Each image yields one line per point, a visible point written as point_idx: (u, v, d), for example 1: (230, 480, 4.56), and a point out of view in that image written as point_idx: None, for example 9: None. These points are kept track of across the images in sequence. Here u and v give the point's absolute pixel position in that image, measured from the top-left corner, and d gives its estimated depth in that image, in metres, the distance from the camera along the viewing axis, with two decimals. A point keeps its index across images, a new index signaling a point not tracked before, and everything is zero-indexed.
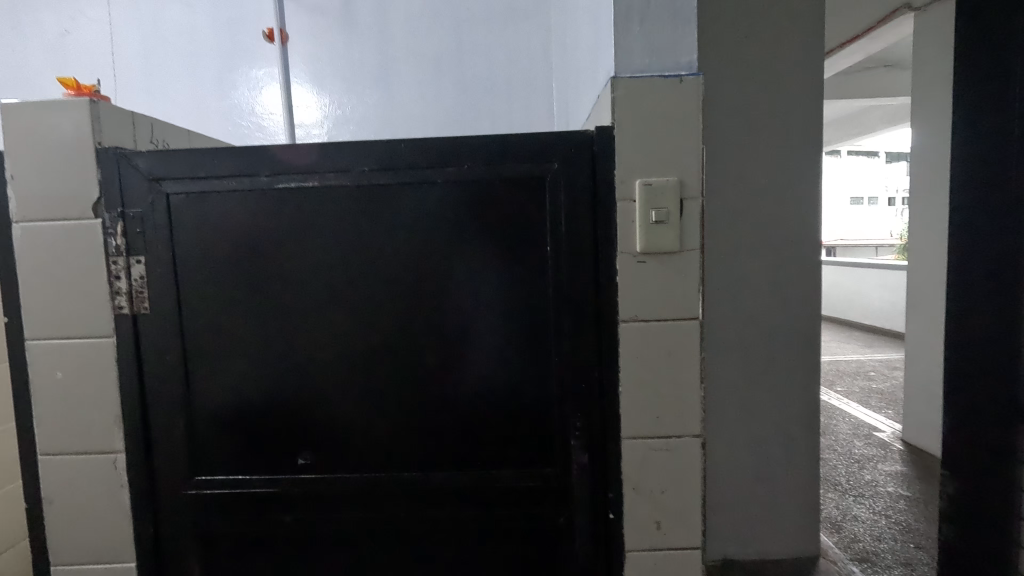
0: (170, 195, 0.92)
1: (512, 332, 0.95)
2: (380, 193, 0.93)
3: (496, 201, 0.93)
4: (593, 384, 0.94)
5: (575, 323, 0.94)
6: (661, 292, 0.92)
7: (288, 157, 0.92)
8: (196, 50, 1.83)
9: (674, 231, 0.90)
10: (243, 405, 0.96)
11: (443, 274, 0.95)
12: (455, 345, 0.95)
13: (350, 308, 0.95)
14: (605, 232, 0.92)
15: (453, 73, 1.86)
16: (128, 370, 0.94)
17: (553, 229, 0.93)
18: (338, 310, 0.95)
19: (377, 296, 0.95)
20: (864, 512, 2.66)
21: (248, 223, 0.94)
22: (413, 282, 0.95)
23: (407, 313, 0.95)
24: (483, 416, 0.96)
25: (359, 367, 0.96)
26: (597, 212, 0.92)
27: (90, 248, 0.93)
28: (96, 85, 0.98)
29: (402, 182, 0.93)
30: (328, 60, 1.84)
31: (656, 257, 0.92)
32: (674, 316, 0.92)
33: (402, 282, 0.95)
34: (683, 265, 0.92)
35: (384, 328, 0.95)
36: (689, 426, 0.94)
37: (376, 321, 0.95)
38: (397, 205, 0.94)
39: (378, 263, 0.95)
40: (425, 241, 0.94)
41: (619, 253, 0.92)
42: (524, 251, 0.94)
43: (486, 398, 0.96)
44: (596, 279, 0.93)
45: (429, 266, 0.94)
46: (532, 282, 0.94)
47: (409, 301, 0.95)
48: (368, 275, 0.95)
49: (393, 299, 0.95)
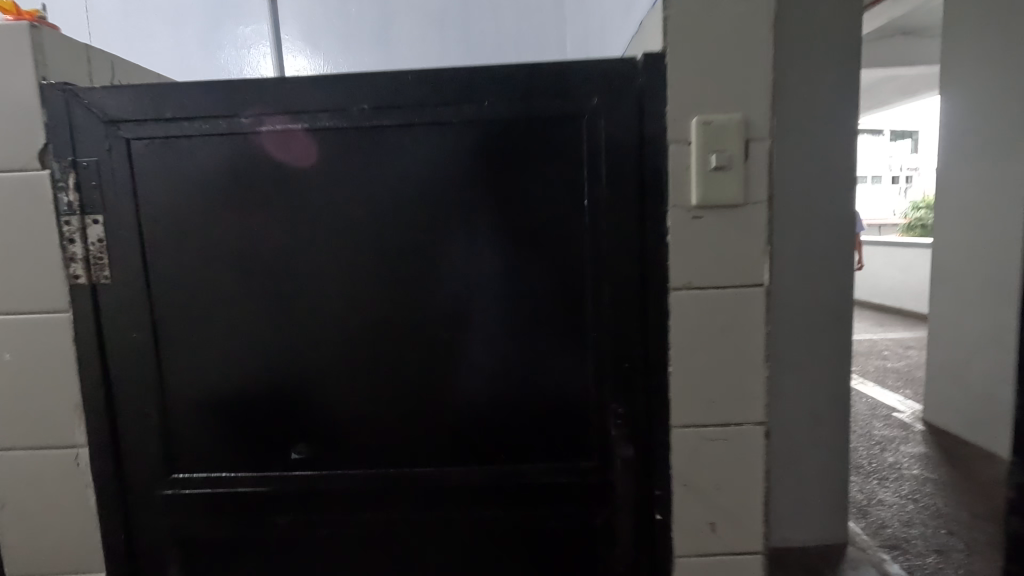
0: (132, 142, 0.77)
1: (542, 304, 0.80)
2: (383, 138, 0.78)
3: (522, 147, 0.78)
4: (637, 363, 0.80)
5: (617, 292, 0.79)
6: (720, 254, 0.77)
7: (273, 95, 0.77)
8: (179, 6, 1.66)
9: (738, 179, 0.75)
10: (226, 390, 0.82)
11: (460, 234, 0.79)
12: (475, 318, 0.81)
13: (350, 274, 0.80)
14: (652, 182, 0.77)
15: (457, 26, 1.68)
16: (89, 350, 0.80)
17: (590, 180, 0.78)
18: (335, 277, 0.80)
19: (382, 261, 0.80)
20: (890, 496, 2.55)
21: (226, 176, 0.79)
22: (424, 243, 0.80)
23: (417, 282, 0.80)
24: (508, 403, 0.82)
25: (362, 346, 0.81)
26: (642, 157, 0.77)
27: (38, 206, 0.77)
28: (40, 10, 0.81)
29: (409, 124, 0.77)
30: (321, 16, 1.67)
31: (714, 211, 0.77)
32: (736, 282, 0.78)
33: (411, 245, 0.80)
34: (748, 220, 0.77)
35: (389, 299, 0.81)
36: (751, 412, 0.79)
37: (382, 292, 0.81)
38: (404, 152, 0.78)
39: (382, 223, 0.79)
40: (439, 195, 0.79)
41: (671, 206, 0.77)
42: (556, 207, 0.79)
43: (511, 381, 0.81)
44: (641, 239, 0.79)
45: (443, 226, 0.79)
46: (565, 243, 0.79)
47: (419, 267, 0.80)
48: (371, 235, 0.80)
49: (401, 264, 0.80)
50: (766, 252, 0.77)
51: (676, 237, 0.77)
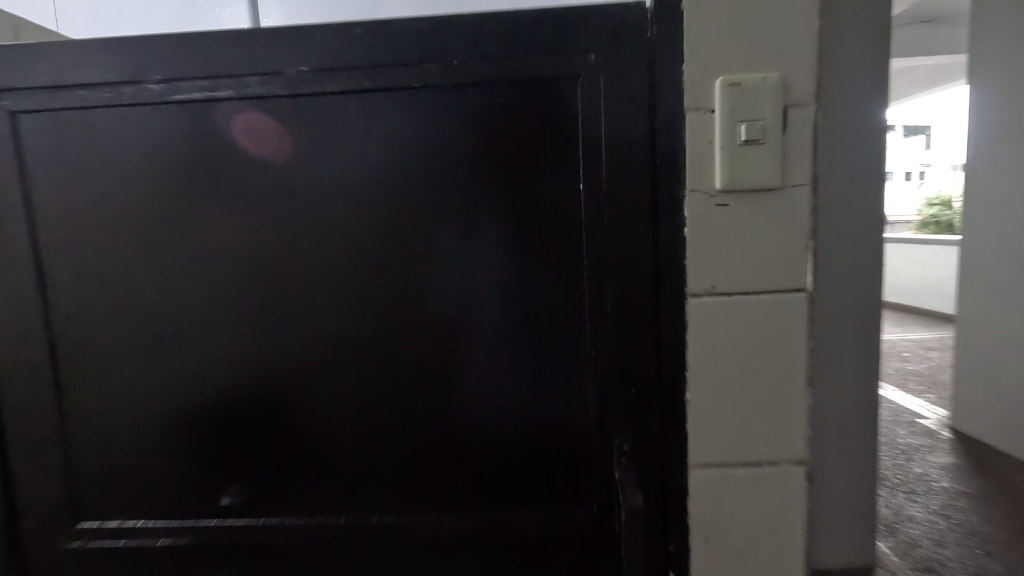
0: (25, 116, 0.64)
1: (528, 315, 0.65)
2: (329, 108, 0.63)
3: (501, 118, 0.62)
4: (647, 387, 0.65)
5: (620, 299, 0.64)
6: (752, 252, 0.61)
7: (191, 56, 0.62)
8: None
9: (774, 156, 0.59)
10: (144, 420, 0.68)
11: (426, 228, 0.64)
12: (445, 332, 0.66)
13: (291, 278, 0.65)
14: (664, 161, 0.62)
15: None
16: None
17: (586, 160, 0.63)
18: (272, 282, 0.65)
19: (330, 262, 0.65)
20: (919, 512, 2.36)
21: (136, 157, 0.64)
22: (380, 240, 0.65)
23: (374, 288, 0.65)
24: (487, 435, 0.67)
25: (307, 366, 0.66)
26: (652, 130, 0.62)
27: None
28: None
29: (360, 89, 0.62)
30: None
31: (745, 197, 0.61)
32: (771, 287, 0.62)
33: (364, 242, 0.65)
34: (787, 208, 0.61)
35: (338, 309, 0.66)
36: (789, 448, 0.64)
37: (329, 299, 0.66)
38: (355, 126, 0.63)
39: (329, 214, 0.64)
40: (399, 179, 0.64)
41: (689, 191, 0.61)
42: (545, 194, 0.63)
43: (490, 408, 0.66)
44: (651, 234, 0.64)
45: (403, 218, 0.64)
46: (555, 239, 0.64)
47: (376, 269, 0.65)
48: (315, 229, 0.65)
49: (353, 265, 0.65)
50: (809, 248, 0.61)
51: (695, 231, 0.61)
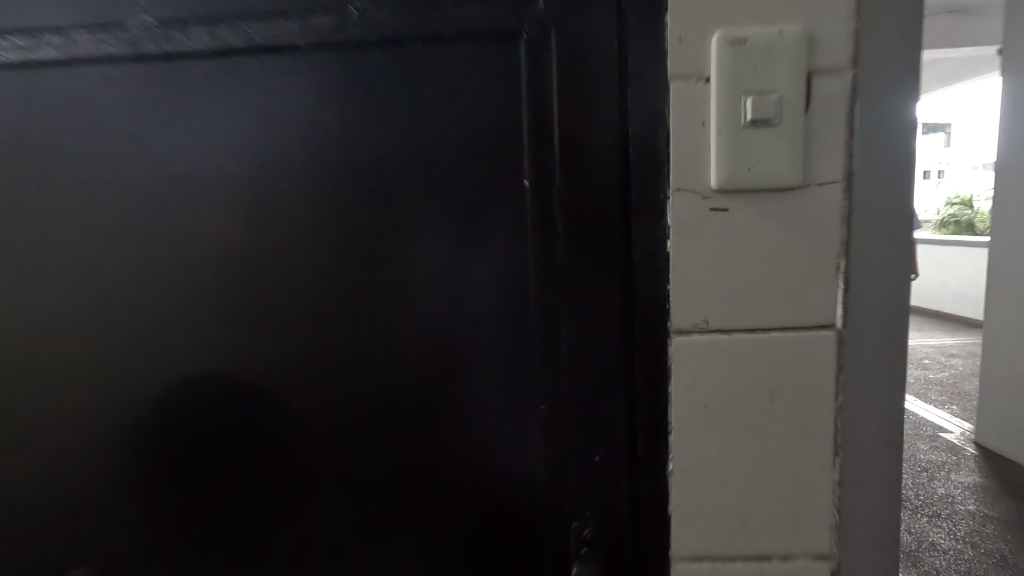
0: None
1: (457, 342, 0.51)
2: (213, 86, 0.51)
3: (424, 100, 0.49)
4: (615, 443, 0.50)
5: (580, 336, 0.49)
6: (761, 275, 0.45)
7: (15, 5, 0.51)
8: None
9: (794, 143, 0.43)
10: (11, 456, 0.57)
11: (333, 239, 0.51)
12: (352, 360, 0.52)
13: (173, 298, 0.53)
14: (641, 155, 0.46)
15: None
16: None
17: (532, 152, 0.48)
18: (150, 300, 0.54)
19: (215, 278, 0.53)
20: (944, 539, 2.17)
21: None
22: (268, 242, 0.52)
23: (263, 301, 0.53)
24: (409, 497, 0.53)
25: (195, 403, 0.55)
26: (624, 112, 0.46)
27: None
28: None
29: (247, 64, 0.50)
30: None
31: (752, 199, 0.44)
32: (788, 323, 0.45)
33: (256, 253, 0.52)
34: (810, 215, 0.44)
35: (228, 335, 0.53)
36: (807, 537, 0.47)
37: (217, 322, 0.53)
38: (243, 109, 0.51)
39: (214, 220, 0.52)
40: (299, 176, 0.51)
41: (674, 191, 0.45)
42: (481, 195, 0.49)
43: (414, 465, 0.53)
44: (623, 252, 0.48)
45: (303, 226, 0.51)
46: (496, 255, 0.50)
47: (273, 287, 0.52)
48: (199, 238, 0.53)
49: (244, 284, 0.53)
50: (840, 270, 0.45)
51: (684, 245, 0.45)
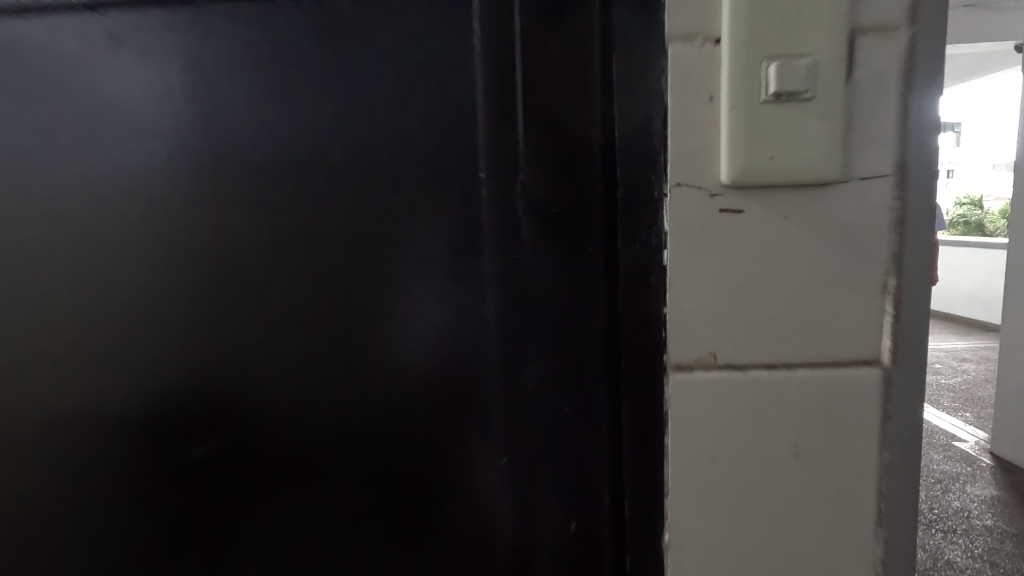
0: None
1: (402, 366, 0.42)
2: (110, 64, 0.43)
3: (360, 78, 0.40)
4: (596, 497, 0.40)
5: (554, 370, 0.39)
6: (782, 295, 0.35)
7: None
8: None
9: (830, 124, 0.32)
10: None
11: (251, 242, 0.43)
12: (276, 381, 0.44)
13: (72, 312, 0.46)
14: (630, 145, 0.36)
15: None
16: None
17: (491, 142, 0.38)
18: (49, 314, 0.46)
19: (121, 293, 0.45)
20: (960, 558, 2.04)
21: None
22: (164, 235, 0.43)
23: (170, 307, 0.44)
24: (349, 552, 0.45)
25: (98, 440, 0.47)
26: (607, 91, 0.36)
27: None
28: None
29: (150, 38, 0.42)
30: None
31: (775, 198, 0.34)
32: (817, 357, 0.35)
33: (167, 262, 0.43)
34: (848, 219, 0.34)
35: (143, 357, 0.45)
36: None
37: (120, 346, 0.45)
38: (148, 92, 0.43)
39: (108, 217, 0.44)
40: (213, 172, 0.43)
41: (673, 185, 0.34)
42: (431, 195, 0.40)
43: (353, 518, 0.44)
44: (606, 268, 0.38)
45: (223, 227, 0.43)
46: (448, 268, 0.40)
47: (182, 299, 0.44)
48: (104, 246, 0.44)
49: (147, 293, 0.44)
50: (888, 289, 0.35)
51: (684, 254, 0.35)
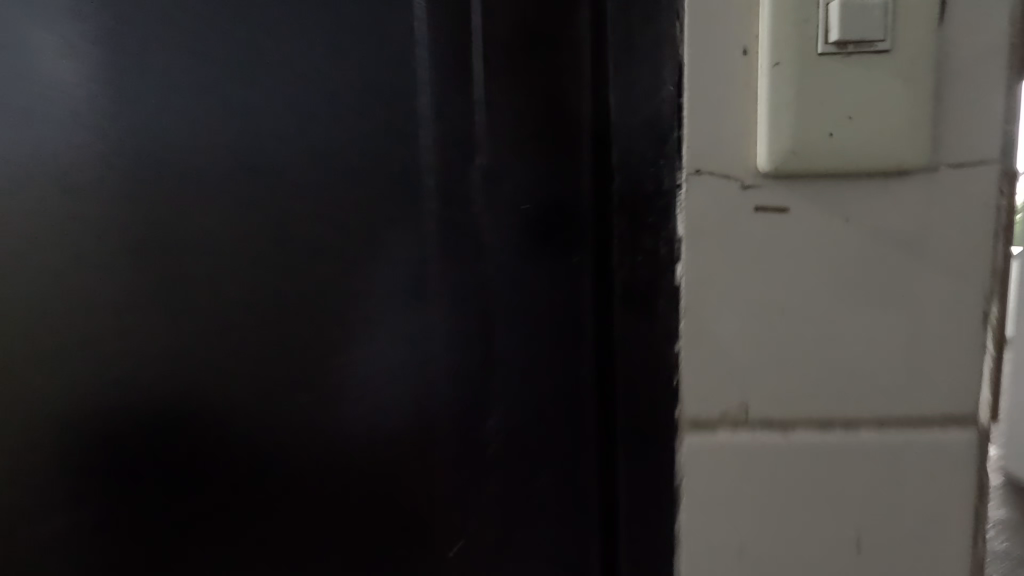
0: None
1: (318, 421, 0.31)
2: None
3: (262, 28, 0.29)
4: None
5: (528, 423, 0.30)
6: (841, 328, 0.25)
7: None
8: None
9: (914, 88, 0.23)
10: None
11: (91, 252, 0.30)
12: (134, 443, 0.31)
13: None
14: (628, 120, 0.26)
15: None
16: None
17: (440, 120, 0.28)
18: None
19: None
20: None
21: None
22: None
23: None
24: None
25: None
26: (595, 50, 0.27)
27: None
28: None
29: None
30: None
31: (833, 192, 0.24)
32: (888, 414, 0.26)
33: (2, 292, 0.31)
34: (935, 222, 0.24)
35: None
36: None
37: None
38: None
39: None
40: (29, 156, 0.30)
41: (690, 174, 0.25)
42: (360, 193, 0.29)
43: None
44: (598, 290, 0.28)
45: (73, 244, 0.31)
46: (384, 293, 0.30)
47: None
48: None
49: None
50: (987, 321, 0.25)
51: (706, 270, 0.25)
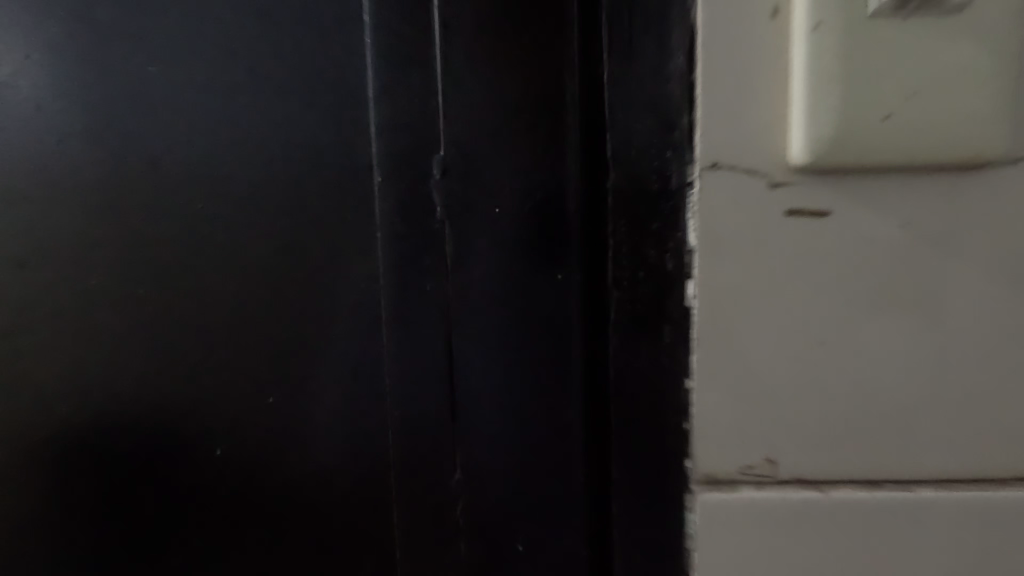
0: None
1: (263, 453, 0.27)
2: None
3: (181, 33, 0.25)
4: None
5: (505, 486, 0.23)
6: (893, 363, 0.20)
7: None
8: None
9: (992, 57, 0.18)
10: None
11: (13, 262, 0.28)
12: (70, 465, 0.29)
13: None
14: (628, 100, 0.21)
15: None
16: None
17: (388, 105, 0.22)
18: None
19: None
20: None
21: None
22: None
23: None
24: None
25: None
26: (590, 10, 0.21)
27: None
28: None
29: None
30: None
31: (885, 192, 0.19)
32: (952, 469, 0.20)
33: None
34: (1015, 230, 0.19)
35: None
36: None
37: None
38: None
39: None
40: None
41: (705, 168, 0.19)
42: (298, 213, 0.25)
43: None
44: (587, 318, 0.22)
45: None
46: (336, 317, 0.25)
47: None
48: None
49: None
50: None
51: (723, 290, 0.20)
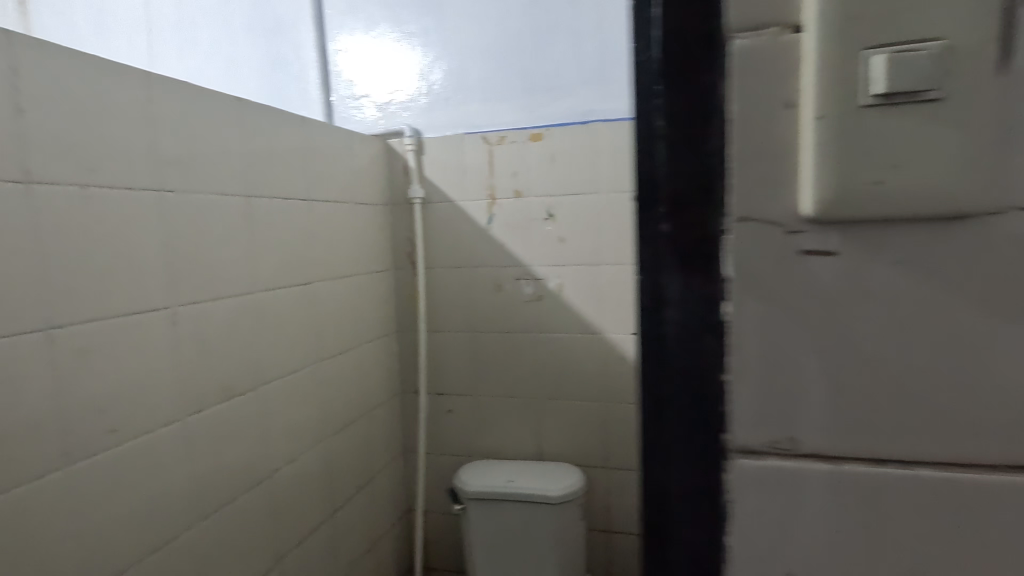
0: (34, 184, 0.79)
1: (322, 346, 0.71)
2: None
3: None
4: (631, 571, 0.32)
5: None
6: (891, 370, 0.26)
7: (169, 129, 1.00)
8: (289, 30, 1.81)
9: (966, 137, 0.23)
10: (77, 373, 0.85)
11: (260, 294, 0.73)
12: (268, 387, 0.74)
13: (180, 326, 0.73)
14: (675, 167, 0.27)
15: (536, 67, 1.62)
16: (27, 348, 0.78)
17: None
18: None
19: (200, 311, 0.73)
20: None
21: (125, 172, 0.92)
22: None
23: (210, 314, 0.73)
24: None
25: None
26: (644, 95, 0.28)
27: (21, 206, 0.78)
28: (55, 45, 0.82)
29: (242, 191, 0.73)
30: (418, 17, 1.69)
31: (885, 238, 0.25)
32: (946, 454, 0.26)
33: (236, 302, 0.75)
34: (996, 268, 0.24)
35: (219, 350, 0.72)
36: None
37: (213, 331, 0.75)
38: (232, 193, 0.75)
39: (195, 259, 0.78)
40: None
41: (737, 221, 0.26)
42: None
43: None
44: (649, 324, 0.29)
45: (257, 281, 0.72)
46: None
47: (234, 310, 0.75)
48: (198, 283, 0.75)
49: None
50: None
51: (752, 307, 0.27)
